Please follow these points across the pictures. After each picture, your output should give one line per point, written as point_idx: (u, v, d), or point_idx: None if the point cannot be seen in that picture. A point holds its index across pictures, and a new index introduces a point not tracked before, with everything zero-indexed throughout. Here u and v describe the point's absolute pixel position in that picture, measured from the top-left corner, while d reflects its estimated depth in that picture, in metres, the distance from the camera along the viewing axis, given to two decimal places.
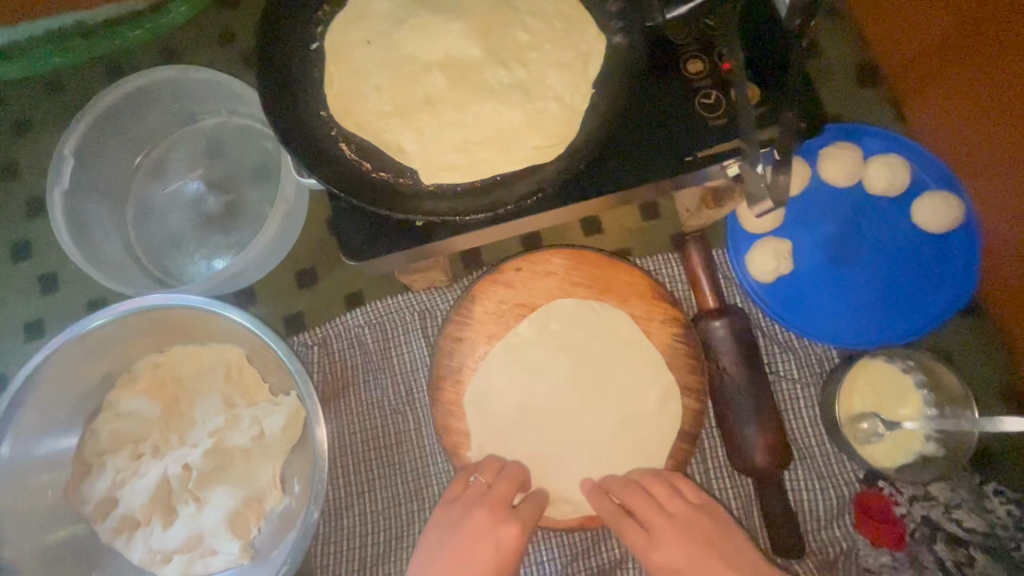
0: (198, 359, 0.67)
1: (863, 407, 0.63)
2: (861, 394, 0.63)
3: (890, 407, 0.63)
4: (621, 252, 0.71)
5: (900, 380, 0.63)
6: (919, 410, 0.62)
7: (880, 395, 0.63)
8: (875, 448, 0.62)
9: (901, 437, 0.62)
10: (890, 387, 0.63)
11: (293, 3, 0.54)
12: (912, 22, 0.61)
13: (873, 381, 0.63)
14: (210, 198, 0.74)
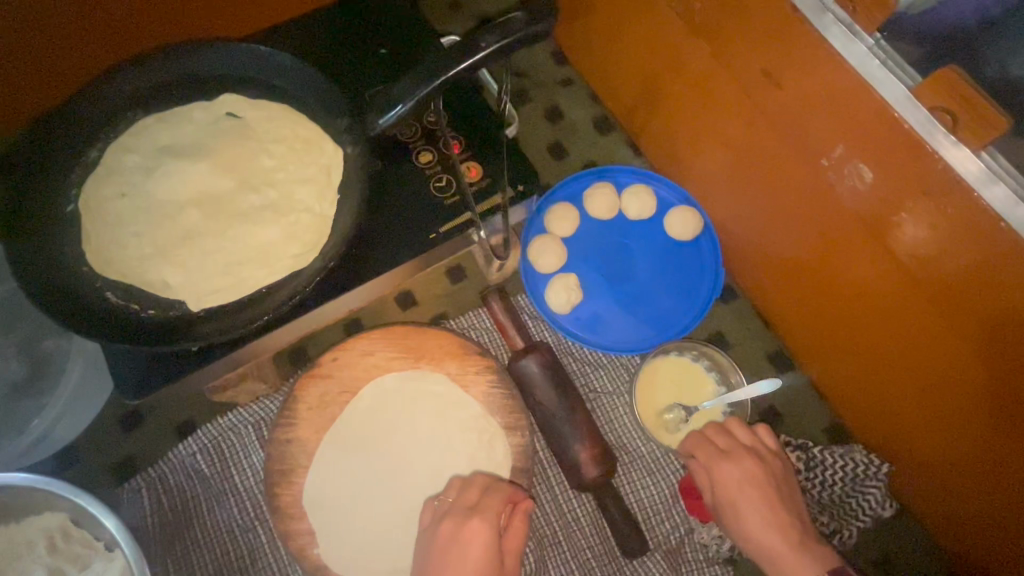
0: (14, 539, 0.63)
1: (663, 400, 0.73)
2: (661, 390, 0.73)
3: (684, 393, 0.74)
4: (437, 318, 0.77)
5: (690, 368, 0.75)
6: (708, 389, 0.74)
7: (677, 385, 0.74)
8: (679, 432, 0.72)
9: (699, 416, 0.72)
10: (682, 375, 0.74)
11: (31, 167, 0.55)
12: (624, 79, 0.78)
13: (667, 375, 0.74)
14: (14, 364, 0.68)
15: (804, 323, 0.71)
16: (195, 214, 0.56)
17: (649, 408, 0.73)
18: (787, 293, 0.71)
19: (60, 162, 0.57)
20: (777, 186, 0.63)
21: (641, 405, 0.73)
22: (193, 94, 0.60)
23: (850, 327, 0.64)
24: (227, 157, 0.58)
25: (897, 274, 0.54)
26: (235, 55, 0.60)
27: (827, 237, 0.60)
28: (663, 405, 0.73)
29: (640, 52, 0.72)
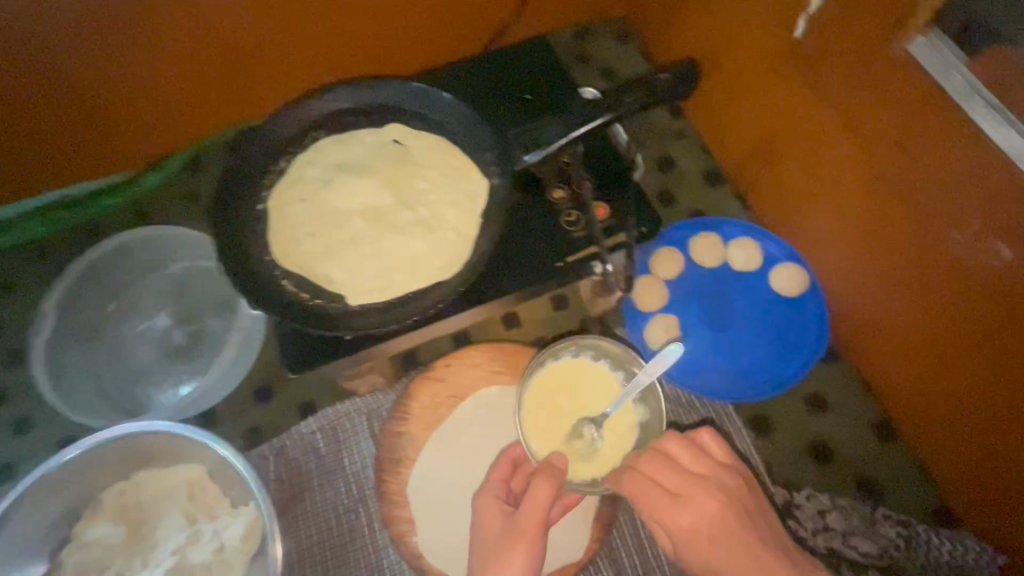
0: (161, 483, 0.72)
1: (566, 424, 0.67)
2: (564, 415, 0.67)
3: (590, 408, 0.67)
4: (538, 341, 0.82)
5: (606, 376, 0.69)
6: (597, 407, 0.68)
7: (546, 412, 0.67)
8: (585, 464, 0.65)
9: (621, 433, 0.66)
10: (544, 396, 0.68)
11: (237, 173, 0.66)
12: (734, 134, 0.83)
13: (590, 382, 0.69)
14: (178, 331, 0.84)
15: (906, 389, 0.70)
16: (360, 223, 0.66)
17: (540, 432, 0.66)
18: (885, 348, 0.72)
19: (256, 169, 0.67)
20: (878, 233, 0.66)
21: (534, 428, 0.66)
22: (367, 120, 0.70)
23: (960, 399, 0.63)
24: (388, 176, 0.67)
25: (996, 315, 0.55)
26: (407, 91, 0.70)
27: (944, 305, 0.60)
28: (548, 431, 0.66)
29: (765, 112, 0.76)
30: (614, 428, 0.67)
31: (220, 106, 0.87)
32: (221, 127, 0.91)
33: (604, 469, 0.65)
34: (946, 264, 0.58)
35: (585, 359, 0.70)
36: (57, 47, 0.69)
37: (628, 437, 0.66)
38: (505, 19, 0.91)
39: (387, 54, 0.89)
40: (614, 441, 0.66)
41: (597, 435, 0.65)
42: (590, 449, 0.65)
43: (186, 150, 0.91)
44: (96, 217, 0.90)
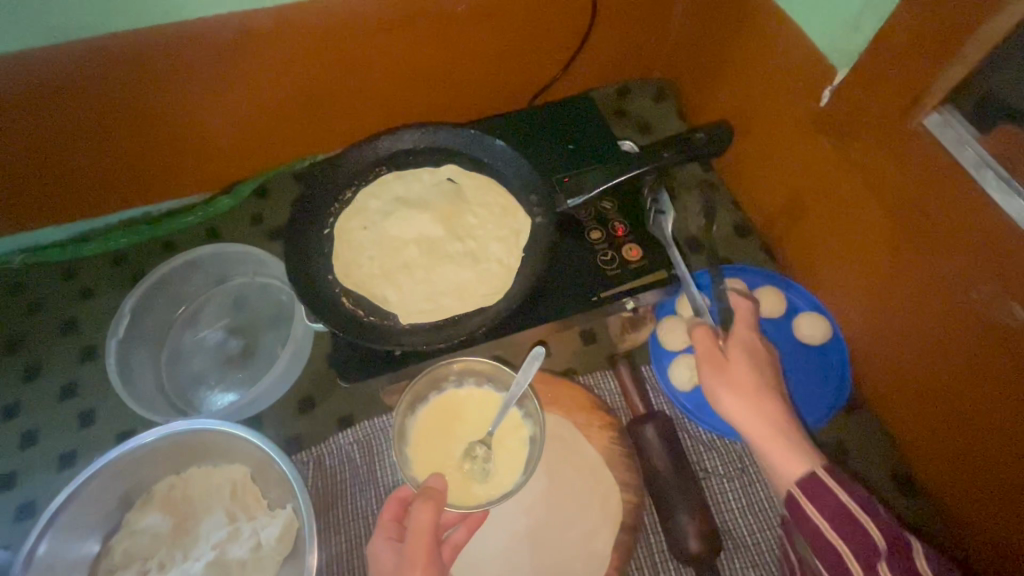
0: (209, 480, 0.77)
1: (458, 449, 0.70)
2: (421, 445, 0.70)
3: (458, 440, 0.70)
4: (567, 372, 0.85)
5: (494, 398, 0.72)
6: (481, 428, 0.71)
7: (433, 439, 0.70)
8: (478, 488, 0.67)
9: (513, 448, 0.70)
10: (442, 421, 0.71)
11: (309, 203, 0.75)
12: (765, 189, 0.90)
13: (473, 408, 0.72)
14: (234, 341, 0.91)
15: (922, 435, 0.75)
16: (415, 251, 0.73)
17: (425, 468, 0.68)
18: (907, 401, 0.75)
19: (326, 199, 0.76)
20: (898, 290, 0.71)
21: (418, 466, 0.68)
22: (428, 159, 0.78)
23: (965, 435, 0.67)
24: (443, 211, 0.74)
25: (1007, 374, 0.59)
26: (465, 137, 0.79)
27: (954, 354, 0.65)
28: (429, 461, 0.69)
29: (795, 170, 0.83)
30: (503, 447, 0.70)
31: (296, 141, 0.98)
32: (292, 159, 1.01)
33: (508, 486, 0.67)
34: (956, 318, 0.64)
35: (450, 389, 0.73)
36: (168, 79, 0.81)
37: (520, 452, 0.69)
38: (554, 77, 1.01)
39: (447, 103, 1.00)
40: (514, 456, 0.69)
41: (487, 455, 0.68)
42: (480, 472, 0.68)
43: (259, 176, 1.01)
44: (174, 232, 1.00)
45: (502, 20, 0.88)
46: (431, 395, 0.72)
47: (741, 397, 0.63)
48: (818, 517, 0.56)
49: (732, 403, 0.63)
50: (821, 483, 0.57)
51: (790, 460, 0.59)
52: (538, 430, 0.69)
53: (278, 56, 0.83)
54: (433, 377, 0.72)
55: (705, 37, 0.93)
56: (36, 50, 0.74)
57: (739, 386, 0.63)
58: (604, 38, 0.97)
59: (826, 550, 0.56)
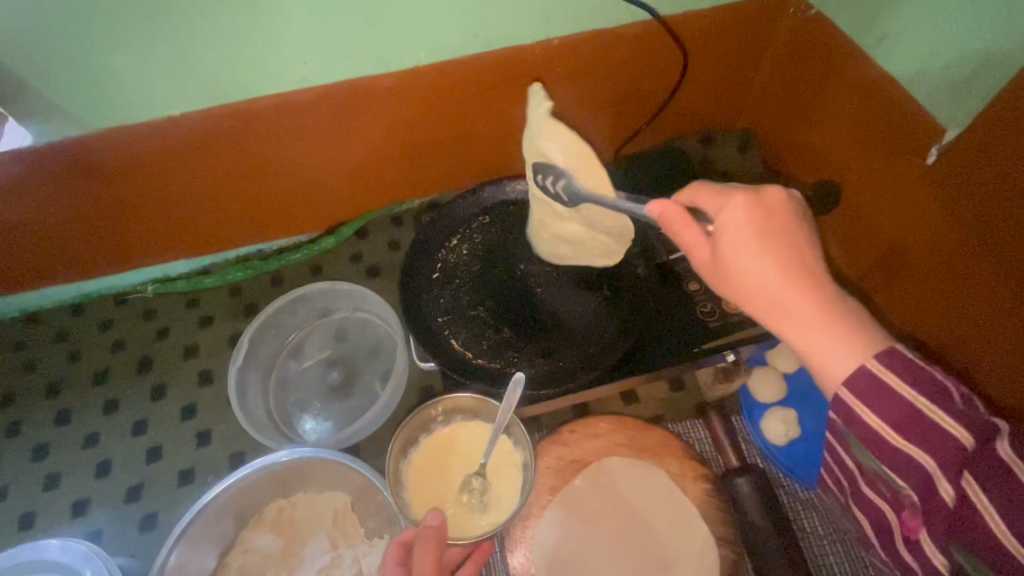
0: (313, 506, 0.82)
1: (454, 485, 0.73)
2: (418, 481, 0.73)
3: (452, 476, 0.73)
4: (656, 419, 0.85)
5: (484, 430, 0.75)
6: (474, 462, 0.74)
7: (427, 475, 0.73)
8: (480, 520, 0.70)
9: (508, 475, 0.72)
10: (434, 459, 0.75)
11: (421, 248, 0.81)
12: (862, 241, 0.89)
13: (466, 442, 0.75)
14: (334, 372, 0.98)
15: None
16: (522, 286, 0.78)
17: (423, 505, 0.72)
18: None
19: (436, 245, 0.82)
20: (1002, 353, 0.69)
21: (415, 505, 0.71)
22: (530, 207, 0.84)
23: None
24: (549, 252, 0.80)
25: None
26: None
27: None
28: (426, 498, 0.72)
29: (892, 225, 0.82)
30: (499, 475, 0.72)
31: (395, 186, 1.05)
32: (391, 203, 1.09)
33: (507, 513, 0.70)
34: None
35: (437, 429, 0.76)
36: (295, 134, 0.91)
37: (515, 477, 0.72)
38: (642, 127, 1.04)
39: None
40: (510, 484, 0.72)
41: (484, 486, 0.71)
42: (479, 504, 0.71)
43: (359, 219, 1.09)
44: (283, 268, 1.09)
45: (598, 76, 0.93)
46: (422, 436, 0.76)
47: (767, 253, 0.52)
48: (948, 497, 0.48)
49: (770, 271, 0.52)
50: (921, 418, 0.47)
51: (876, 398, 0.48)
52: (529, 454, 0.72)
53: (391, 112, 0.91)
54: (419, 421, 0.75)
55: (797, 89, 0.94)
56: (191, 112, 0.84)
57: (768, 250, 0.52)
58: (692, 89, 1.00)
59: (991, 553, 0.46)
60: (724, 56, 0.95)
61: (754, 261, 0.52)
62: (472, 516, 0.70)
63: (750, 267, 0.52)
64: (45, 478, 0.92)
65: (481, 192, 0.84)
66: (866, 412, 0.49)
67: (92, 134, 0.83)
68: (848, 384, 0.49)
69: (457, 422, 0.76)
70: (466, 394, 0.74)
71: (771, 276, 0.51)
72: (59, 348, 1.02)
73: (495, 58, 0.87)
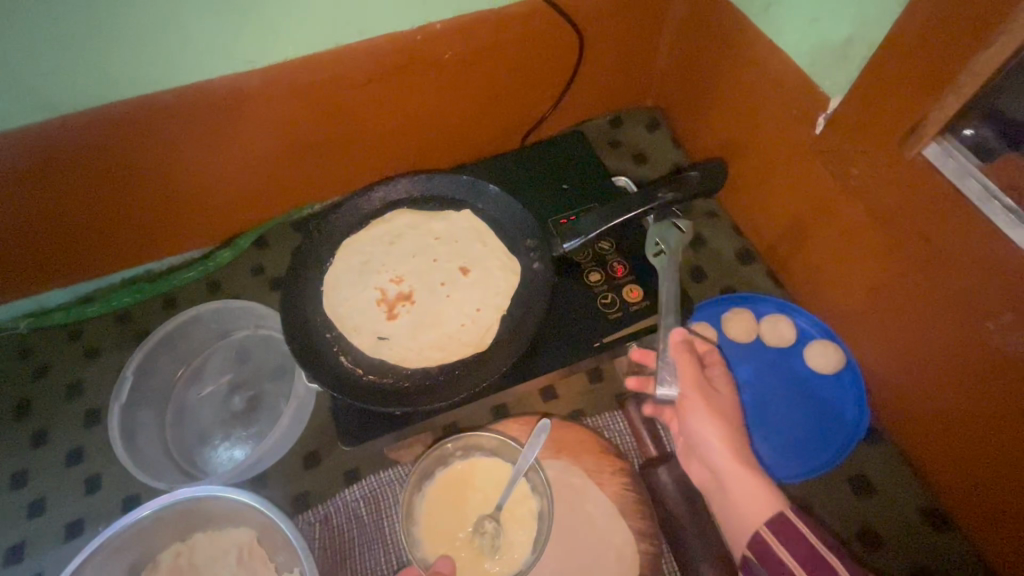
0: (215, 545, 0.76)
1: (467, 523, 0.72)
2: (433, 517, 0.72)
3: (467, 513, 0.72)
4: (575, 414, 0.83)
5: (502, 469, 0.74)
6: (490, 500, 0.73)
7: (441, 511, 0.72)
8: (491, 565, 0.70)
9: (523, 519, 0.72)
10: (449, 494, 0.73)
11: (305, 259, 0.74)
12: (768, 213, 0.88)
13: (483, 478, 0.74)
14: (236, 397, 0.91)
15: (952, 467, 0.71)
16: (418, 291, 0.73)
17: (435, 545, 0.70)
18: (934, 435, 0.72)
19: (324, 254, 0.75)
20: (914, 315, 0.68)
21: (427, 546, 0.70)
22: (424, 206, 0.78)
23: (995, 458, 0.64)
24: (446, 252, 0.75)
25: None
26: (457, 182, 0.79)
27: (981, 401, 0.63)
28: (437, 538, 0.71)
29: (793, 197, 0.82)
30: (513, 519, 0.72)
31: (289, 192, 0.98)
32: (290, 209, 1.02)
33: (519, 562, 0.70)
34: (983, 362, 0.61)
35: (454, 462, 0.75)
36: (160, 143, 0.82)
37: (529, 524, 0.71)
38: (546, 112, 1.01)
39: (441, 144, 0.99)
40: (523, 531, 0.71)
41: (497, 529, 0.70)
42: (492, 548, 0.70)
43: (257, 228, 1.01)
44: (175, 288, 1.01)
45: (490, 62, 0.89)
46: (438, 470, 0.74)
47: (714, 415, 0.63)
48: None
49: (717, 437, 0.62)
50: (817, 549, 0.54)
51: (791, 539, 0.55)
52: (546, 500, 0.71)
53: (269, 112, 0.84)
54: (437, 455, 0.73)
55: (695, 65, 0.92)
56: (33, 126, 0.75)
57: (718, 412, 0.64)
58: (591, 70, 0.97)
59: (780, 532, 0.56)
60: (619, 35, 0.92)
61: (708, 420, 0.63)
62: (483, 559, 0.70)
63: (698, 413, 0.63)
64: None
65: (369, 193, 0.78)
66: (784, 552, 0.55)
67: None
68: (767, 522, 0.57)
69: (475, 457, 0.75)
70: (492, 435, 0.74)
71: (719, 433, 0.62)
72: None
73: (373, 47, 0.81)
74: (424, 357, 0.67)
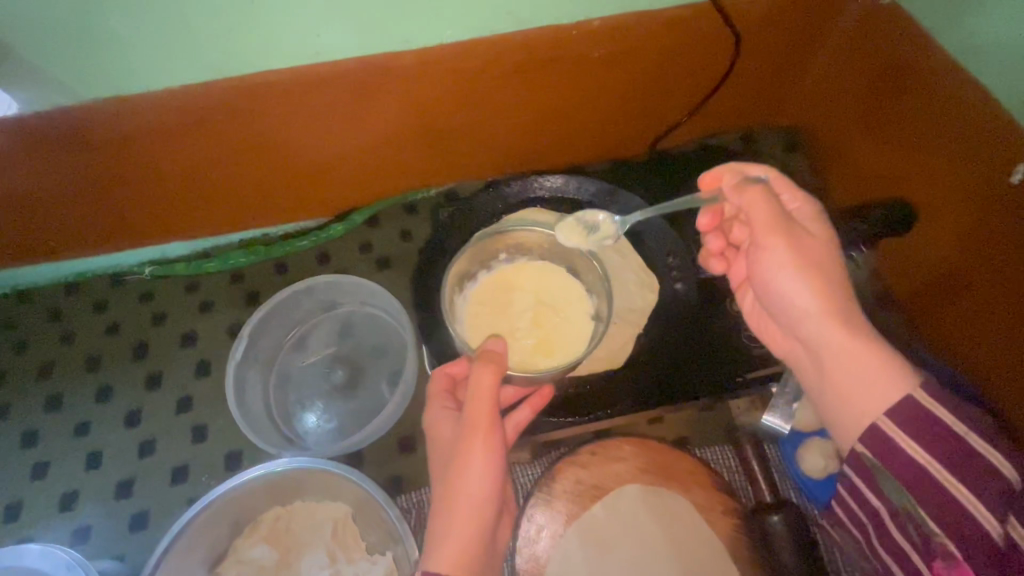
0: (312, 515, 0.77)
1: (510, 322, 0.70)
2: (475, 312, 0.70)
3: (514, 315, 0.70)
4: (680, 442, 0.80)
5: (551, 268, 0.74)
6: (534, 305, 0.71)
7: (486, 305, 0.70)
8: (542, 359, 0.67)
9: (576, 319, 0.70)
10: (491, 300, 0.71)
11: (441, 247, 0.79)
12: (921, 259, 0.81)
13: (530, 278, 0.73)
14: (338, 371, 0.92)
15: None
16: None
17: (479, 334, 0.69)
18: None
19: (458, 246, 0.79)
20: None
21: (469, 337, 0.68)
22: (558, 208, 0.82)
23: None
24: None
25: None
26: (596, 188, 0.82)
27: None
28: (484, 327, 0.69)
29: (954, 247, 0.75)
30: (560, 314, 0.71)
31: (410, 172, 0.98)
32: (404, 190, 1.02)
33: (570, 355, 0.67)
34: None
35: (499, 266, 0.73)
36: (305, 113, 0.82)
37: (586, 324, 0.70)
38: (680, 121, 0.96)
39: (566, 142, 0.97)
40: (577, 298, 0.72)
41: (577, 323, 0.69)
42: (558, 314, 0.70)
43: (370, 206, 1.02)
44: (288, 253, 1.02)
45: (637, 64, 0.85)
46: (478, 273, 0.73)
47: (811, 276, 0.57)
48: (961, 495, 0.49)
49: (811, 298, 0.57)
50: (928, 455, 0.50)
51: (917, 422, 0.51)
52: (602, 299, 0.70)
53: (413, 93, 0.82)
54: (484, 255, 0.73)
55: (860, 88, 0.85)
56: (193, 86, 0.76)
57: (809, 263, 0.58)
58: (737, 81, 0.91)
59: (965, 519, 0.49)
60: (777, 47, 0.86)
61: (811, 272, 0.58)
62: (528, 362, 0.67)
63: (792, 283, 0.58)
64: (34, 466, 0.87)
65: (506, 189, 0.83)
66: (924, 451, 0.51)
67: (83, 103, 0.75)
68: (889, 411, 0.52)
69: (521, 262, 0.74)
70: (538, 229, 0.73)
71: (810, 301, 0.57)
72: (51, 330, 0.96)
73: (529, 38, 0.78)
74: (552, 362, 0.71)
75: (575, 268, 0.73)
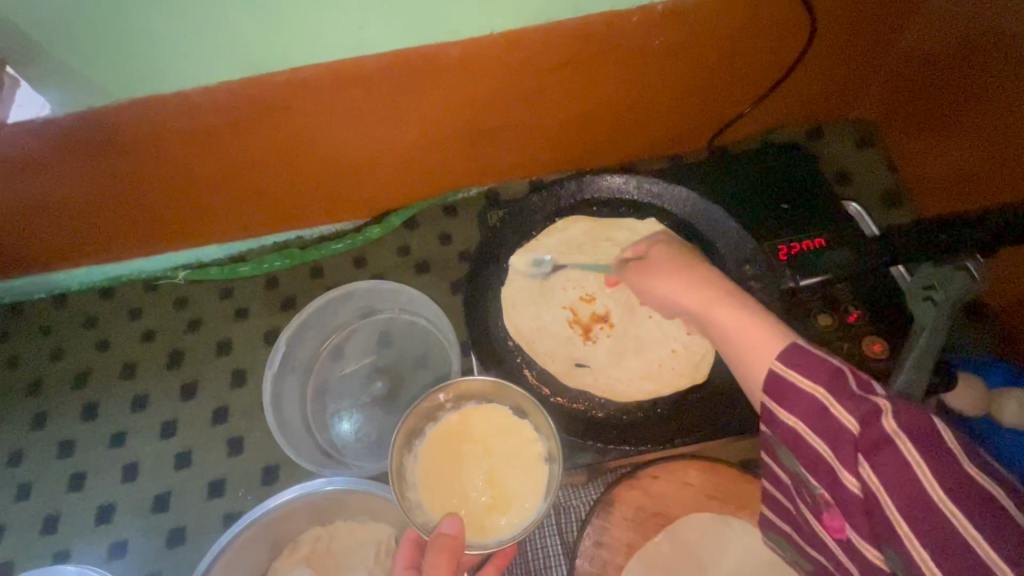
0: (354, 536, 0.73)
1: (463, 482, 0.61)
2: (428, 481, 0.62)
3: (466, 477, 0.62)
4: (749, 465, 0.75)
5: (503, 413, 0.64)
6: (486, 455, 0.63)
7: (436, 471, 0.62)
8: (498, 519, 0.60)
9: (528, 465, 0.62)
10: (443, 453, 0.63)
11: (489, 252, 0.75)
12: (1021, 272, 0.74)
13: (482, 426, 0.64)
14: (378, 382, 0.88)
15: None
16: (613, 311, 0.73)
17: (435, 504, 0.60)
18: None
19: (508, 252, 0.75)
20: None
21: (428, 507, 0.60)
22: (616, 209, 0.77)
23: None
24: None
25: None
26: (655, 188, 0.77)
27: None
28: (439, 497, 0.61)
29: None
30: (513, 465, 0.62)
31: (452, 173, 0.93)
32: (445, 190, 0.97)
33: (527, 511, 0.60)
34: None
35: (445, 417, 0.65)
36: (344, 110, 0.77)
37: (539, 469, 0.61)
38: (743, 112, 0.89)
39: (617, 137, 0.91)
40: (523, 443, 0.63)
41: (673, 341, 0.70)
42: (504, 458, 0.63)
43: (409, 207, 0.97)
44: (323, 257, 0.98)
45: (700, 55, 0.78)
46: (427, 428, 0.64)
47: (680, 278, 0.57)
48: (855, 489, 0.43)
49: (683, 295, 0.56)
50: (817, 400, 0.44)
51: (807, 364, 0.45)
52: (553, 445, 0.61)
53: (456, 87, 0.77)
54: (423, 410, 0.63)
55: (957, 78, 0.76)
56: (228, 83, 0.71)
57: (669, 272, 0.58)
58: (807, 69, 0.84)
59: None
60: (860, 31, 0.78)
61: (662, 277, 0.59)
62: (487, 525, 0.59)
63: (658, 285, 0.59)
64: (70, 478, 0.85)
65: (562, 190, 0.77)
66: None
67: (116, 104, 0.71)
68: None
69: (466, 408, 0.65)
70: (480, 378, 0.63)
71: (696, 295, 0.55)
72: (86, 336, 0.95)
73: (584, 25, 0.71)
74: (615, 384, 0.68)
75: (520, 407, 0.64)
